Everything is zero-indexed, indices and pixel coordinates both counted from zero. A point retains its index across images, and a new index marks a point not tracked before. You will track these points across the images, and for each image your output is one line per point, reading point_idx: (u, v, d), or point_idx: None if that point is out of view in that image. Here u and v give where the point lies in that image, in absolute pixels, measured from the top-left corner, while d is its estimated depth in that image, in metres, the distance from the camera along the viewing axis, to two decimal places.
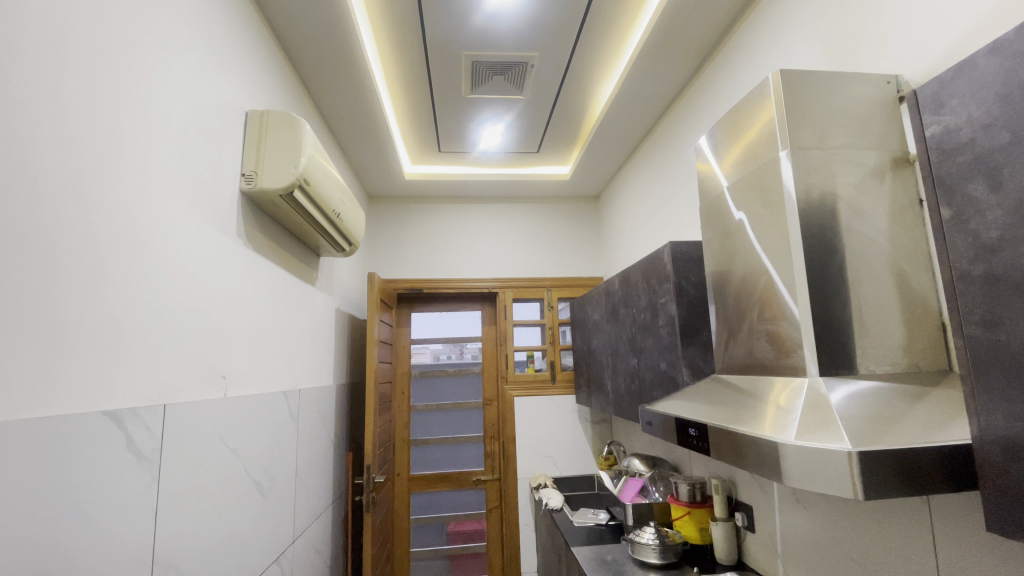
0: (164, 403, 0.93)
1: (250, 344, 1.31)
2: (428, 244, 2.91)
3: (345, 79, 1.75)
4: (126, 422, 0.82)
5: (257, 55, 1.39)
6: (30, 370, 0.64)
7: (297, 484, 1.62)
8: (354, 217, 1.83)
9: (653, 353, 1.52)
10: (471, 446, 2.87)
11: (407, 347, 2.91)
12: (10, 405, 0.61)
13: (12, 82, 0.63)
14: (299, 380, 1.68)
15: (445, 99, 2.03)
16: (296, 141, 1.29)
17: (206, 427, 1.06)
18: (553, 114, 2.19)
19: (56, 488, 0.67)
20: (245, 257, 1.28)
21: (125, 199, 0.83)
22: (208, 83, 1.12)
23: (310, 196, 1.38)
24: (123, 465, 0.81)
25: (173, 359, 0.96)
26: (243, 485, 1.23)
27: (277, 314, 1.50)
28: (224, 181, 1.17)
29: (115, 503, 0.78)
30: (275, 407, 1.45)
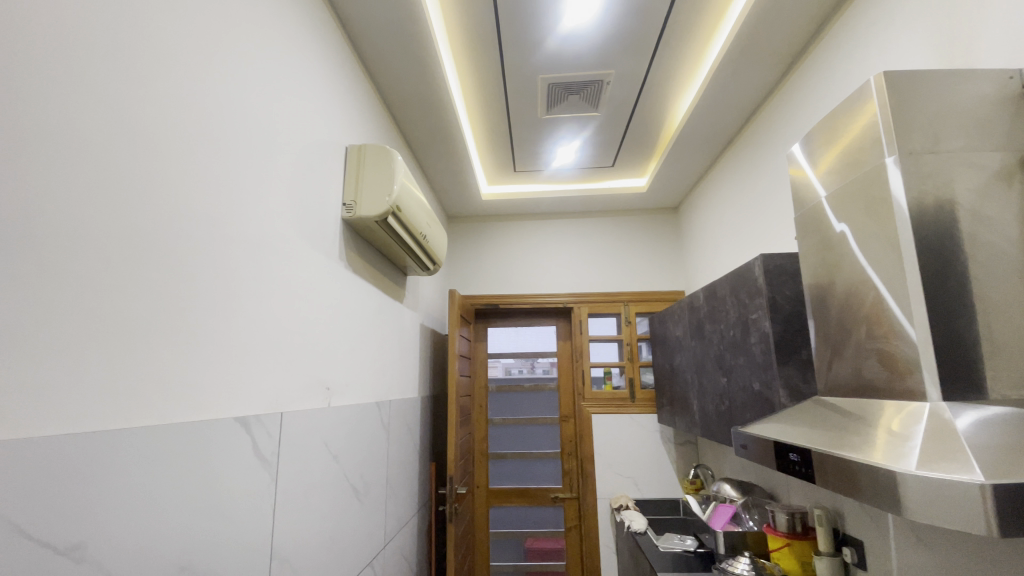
0: (281, 411, 1.03)
1: (350, 358, 1.43)
2: (505, 261, 2.99)
3: (429, 109, 1.87)
4: (252, 427, 0.92)
5: (354, 94, 1.53)
6: (185, 380, 0.75)
7: (388, 492, 1.71)
8: (438, 238, 1.93)
9: (744, 371, 1.45)
10: (549, 462, 2.86)
11: (484, 361, 2.98)
12: (168, 410, 0.72)
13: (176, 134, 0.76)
14: (389, 392, 1.78)
15: (522, 121, 2.10)
16: (389, 171, 1.41)
17: (314, 434, 1.17)
18: (630, 128, 2.18)
19: (196, 483, 0.76)
20: (345, 278, 1.40)
21: (252, 230, 0.95)
22: (316, 124, 1.25)
23: (401, 221, 1.49)
24: (250, 466, 0.91)
25: (287, 372, 1.07)
26: (342, 490, 1.32)
27: (371, 330, 1.61)
28: (328, 209, 1.29)
29: (242, 500, 0.88)
30: (369, 418, 1.55)
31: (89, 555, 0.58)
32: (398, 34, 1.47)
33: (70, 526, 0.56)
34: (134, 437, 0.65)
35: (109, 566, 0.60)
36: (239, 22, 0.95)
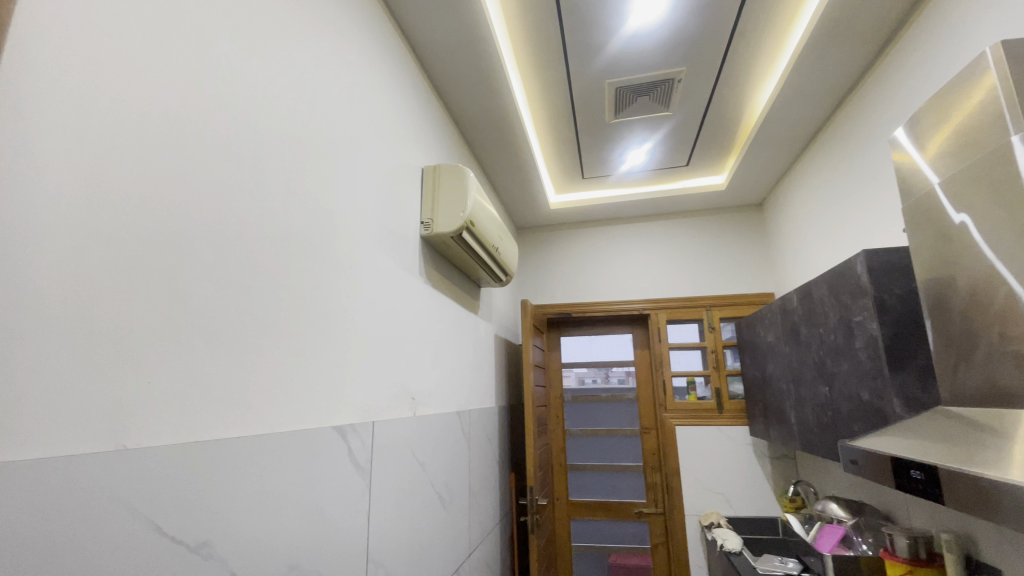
0: (373, 421, 1.09)
1: (432, 369, 1.48)
2: (577, 270, 2.97)
3: (498, 125, 1.92)
4: (348, 436, 0.98)
5: (428, 116, 1.61)
6: (291, 392, 0.82)
7: (471, 501, 1.74)
8: (510, 251, 1.96)
9: (849, 379, 1.32)
10: (631, 475, 2.77)
11: (559, 371, 2.96)
12: (277, 419, 0.78)
13: (281, 167, 0.83)
14: (469, 402, 1.83)
15: (590, 128, 2.09)
16: (462, 189, 1.46)
17: (402, 444, 1.22)
18: (705, 125, 2.10)
19: (301, 489, 0.82)
20: (425, 293, 1.46)
21: (344, 251, 1.02)
22: (395, 147, 1.33)
23: (475, 235, 1.53)
24: (348, 473, 0.97)
25: (377, 384, 1.13)
26: (430, 499, 1.37)
27: (450, 343, 1.66)
28: (408, 228, 1.36)
29: (342, 505, 0.94)
30: (452, 428, 1.59)
31: (215, 552, 0.64)
32: (468, 54, 1.53)
33: (201, 526, 0.62)
34: (249, 444, 0.71)
35: (231, 564, 0.66)
36: (329, 59, 1.03)
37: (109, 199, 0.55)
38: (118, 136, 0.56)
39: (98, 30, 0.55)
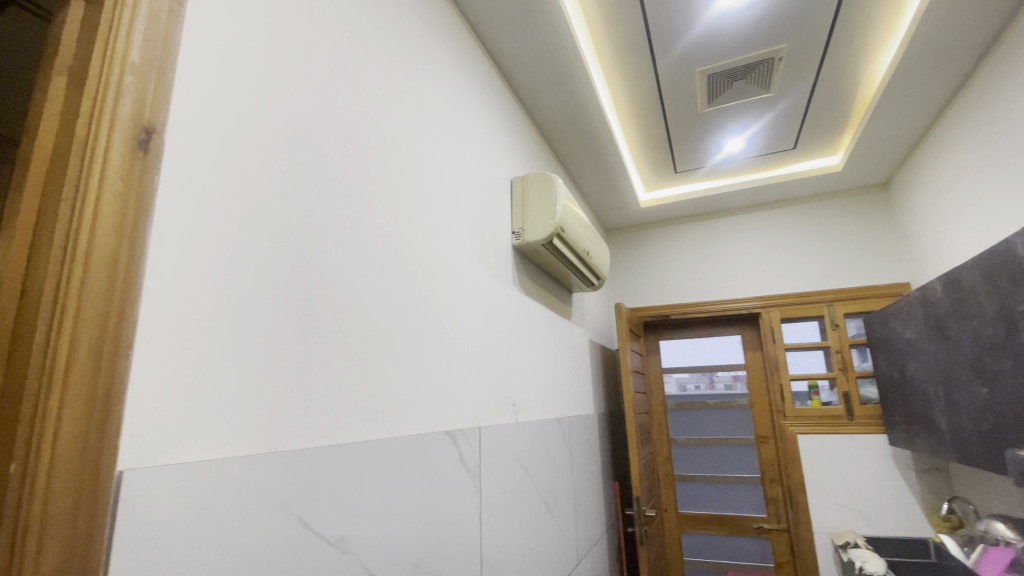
0: (480, 426, 1.13)
1: (531, 376, 1.50)
2: (673, 269, 2.84)
3: (584, 128, 1.91)
4: (459, 442, 1.02)
5: (514, 128, 1.64)
6: (407, 398, 0.88)
7: (577, 510, 1.73)
8: (602, 255, 1.94)
9: (1017, 379, 1.13)
10: (748, 487, 2.58)
11: (659, 376, 2.85)
12: (397, 424, 0.84)
13: (387, 190, 0.90)
14: (568, 409, 1.82)
15: (681, 120, 2.00)
16: (552, 196, 1.46)
17: (508, 450, 1.25)
18: (812, 102, 1.91)
19: (421, 492, 0.87)
20: (521, 301, 1.48)
21: (446, 264, 1.07)
22: (486, 161, 1.38)
23: (566, 241, 1.53)
24: (461, 478, 1.01)
25: (481, 391, 1.17)
26: (536, 505, 1.38)
27: (546, 350, 1.67)
28: (501, 239, 1.39)
29: (457, 508, 0.98)
30: (554, 435, 1.60)
31: (351, 548, 0.70)
32: (552, 63, 1.54)
33: (338, 523, 0.68)
34: (375, 448, 0.77)
35: (364, 559, 0.72)
36: (424, 85, 1.10)
37: (255, 230, 0.62)
38: (259, 176, 0.64)
39: (240, 85, 0.63)
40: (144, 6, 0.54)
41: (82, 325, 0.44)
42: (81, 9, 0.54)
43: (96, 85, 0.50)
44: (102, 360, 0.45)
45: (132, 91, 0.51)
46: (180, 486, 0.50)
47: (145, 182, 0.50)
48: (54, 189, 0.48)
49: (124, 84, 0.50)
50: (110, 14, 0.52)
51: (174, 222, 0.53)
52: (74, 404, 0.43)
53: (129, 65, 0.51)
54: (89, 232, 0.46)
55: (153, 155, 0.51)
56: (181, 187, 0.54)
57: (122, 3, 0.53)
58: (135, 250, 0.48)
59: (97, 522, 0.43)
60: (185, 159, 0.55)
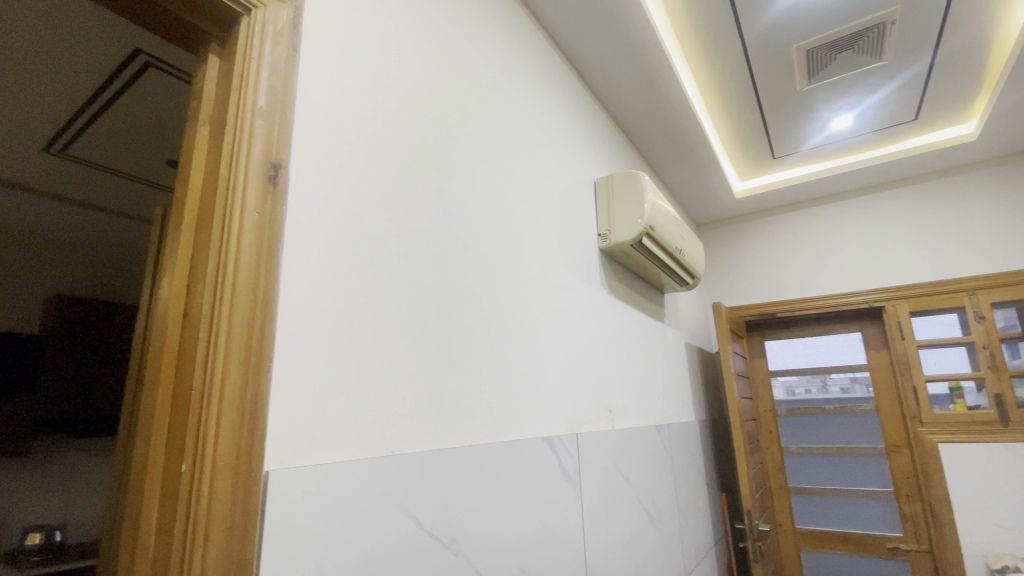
0: (577, 432, 1.12)
1: (625, 380, 1.46)
2: (775, 263, 2.63)
3: (668, 122, 1.84)
4: (558, 448, 1.02)
5: (596, 128, 1.62)
6: (506, 403, 0.89)
7: (681, 521, 1.65)
8: (695, 252, 1.85)
9: None
10: (878, 502, 2.30)
11: (767, 381, 2.63)
12: (497, 429, 0.86)
13: (478, 201, 0.93)
14: (666, 415, 1.74)
15: (776, 102, 1.86)
16: (638, 194, 1.42)
17: (607, 456, 1.22)
18: (936, 66, 1.69)
19: (525, 497, 0.88)
20: (611, 304, 1.45)
21: (535, 270, 1.08)
22: (570, 165, 1.37)
23: (655, 240, 1.48)
24: (561, 484, 1.00)
25: (576, 397, 1.16)
26: (639, 515, 1.33)
27: (640, 355, 1.61)
28: (587, 242, 1.37)
29: (559, 515, 0.97)
30: (653, 442, 1.54)
31: (462, 550, 0.72)
32: (631, 59, 1.50)
33: (449, 524, 0.71)
34: (480, 452, 0.79)
35: (475, 561, 0.74)
36: (507, 95, 1.12)
37: (364, 249, 0.67)
38: (365, 198, 0.69)
39: (347, 115, 0.69)
40: (268, 57, 0.60)
41: (232, 340, 0.51)
42: (216, 64, 0.63)
43: (233, 129, 0.57)
44: (249, 370, 0.51)
45: (261, 132, 0.57)
46: (314, 485, 0.55)
47: (275, 212, 0.56)
48: (205, 224, 0.55)
49: (255, 127, 0.57)
50: (240, 67, 0.59)
51: (299, 246, 0.59)
52: (229, 410, 0.49)
53: (258, 110, 0.58)
54: (234, 259, 0.52)
55: (281, 187, 0.58)
56: (302, 213, 0.60)
57: (250, 55, 0.60)
58: (271, 273, 0.54)
59: (250, 515, 0.49)
60: (304, 188, 0.61)
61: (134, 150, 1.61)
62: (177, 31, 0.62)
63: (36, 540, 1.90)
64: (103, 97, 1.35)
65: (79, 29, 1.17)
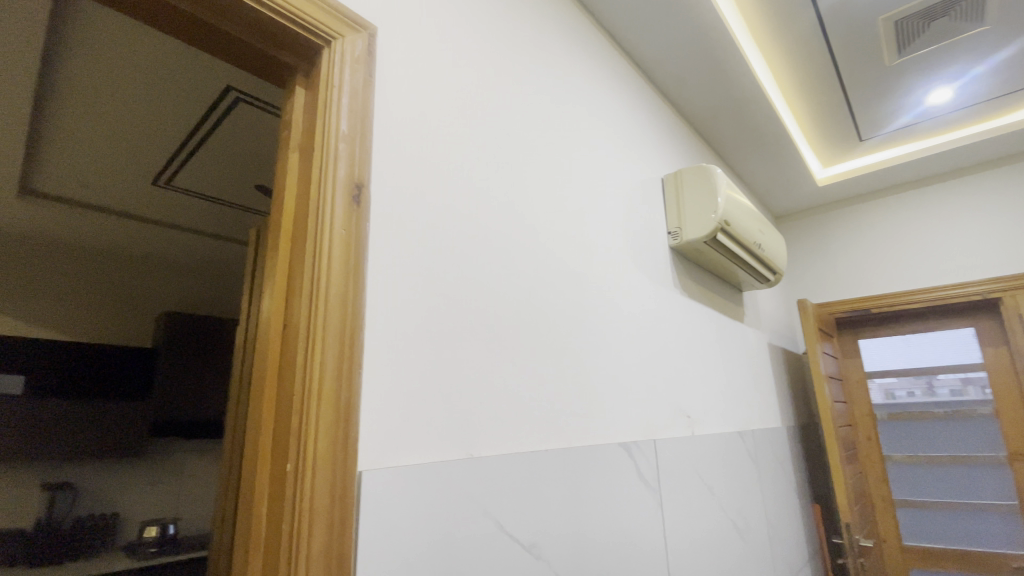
0: (654, 438, 1.09)
1: (704, 384, 1.40)
2: (867, 254, 2.42)
3: (739, 112, 1.75)
4: (635, 453, 0.99)
5: (662, 124, 1.58)
6: (580, 408, 0.89)
7: (771, 533, 1.55)
8: (775, 246, 1.74)
9: None
10: (1002, 516, 2.06)
11: (863, 382, 2.40)
12: (573, 434, 0.85)
13: (545, 206, 0.93)
14: (750, 420, 1.65)
15: (860, 80, 1.72)
16: (712, 188, 1.36)
17: (687, 462, 1.18)
18: None
19: (604, 502, 0.87)
20: (686, 305, 1.40)
21: (605, 272, 1.07)
22: (637, 163, 1.34)
23: (731, 236, 1.41)
24: (640, 491, 0.98)
25: (652, 401, 1.12)
26: (725, 527, 1.27)
27: (718, 357, 1.53)
28: (657, 241, 1.33)
29: (639, 521, 0.95)
30: (737, 449, 1.46)
31: (543, 553, 0.72)
32: (697, 49, 1.45)
33: (530, 528, 0.71)
34: (557, 457, 0.79)
35: (556, 565, 0.74)
36: (570, 98, 1.12)
37: (440, 259, 0.70)
38: (438, 209, 0.72)
39: (418, 133, 0.72)
40: (347, 83, 0.65)
41: (326, 350, 0.54)
42: (302, 94, 0.68)
43: (320, 153, 0.61)
44: (342, 377, 0.55)
45: (344, 155, 0.61)
46: (402, 485, 0.57)
47: (360, 228, 0.60)
48: (299, 243, 0.60)
49: (339, 150, 0.61)
50: (323, 94, 0.64)
51: (380, 259, 0.62)
52: (325, 416, 0.53)
53: (341, 134, 0.62)
54: (325, 274, 0.56)
55: (364, 205, 0.61)
56: (382, 229, 0.63)
57: (332, 84, 0.64)
58: (357, 285, 0.58)
59: (347, 514, 0.52)
60: (383, 205, 0.64)
61: (230, 178, 1.77)
62: (267, 67, 0.68)
63: (153, 533, 2.26)
64: (201, 131, 1.50)
65: (167, 75, 1.26)
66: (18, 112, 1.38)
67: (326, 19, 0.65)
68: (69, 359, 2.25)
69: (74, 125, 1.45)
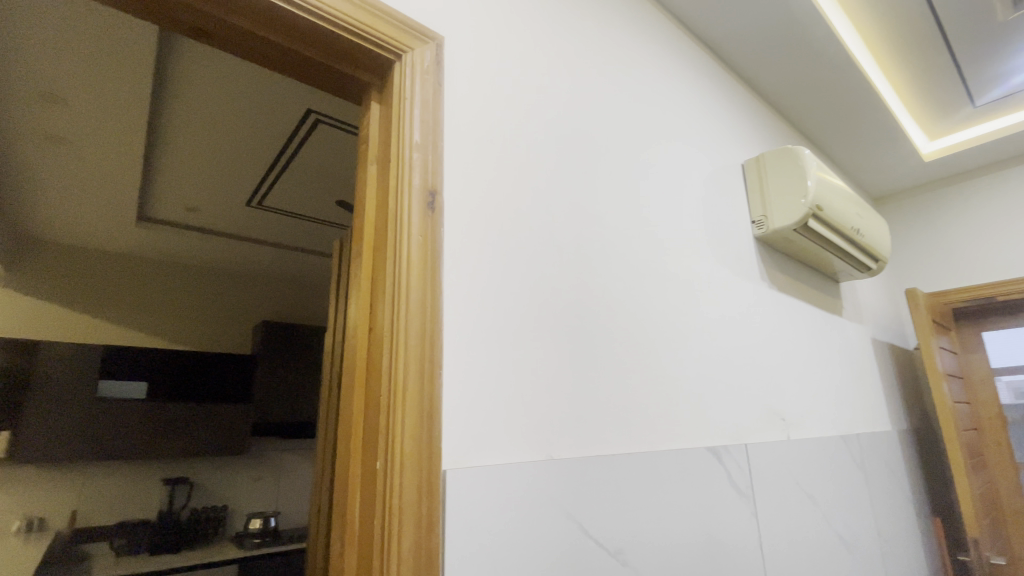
0: (745, 442, 1.02)
1: (799, 383, 1.29)
2: (989, 235, 2.13)
3: (826, 87, 1.61)
4: (724, 458, 0.93)
5: (740, 108, 1.48)
6: (662, 410, 0.85)
7: (884, 548, 1.40)
8: (876, 231, 1.58)
9: None
10: None
11: (989, 381, 2.12)
12: (656, 438, 0.82)
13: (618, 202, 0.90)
14: (853, 423, 1.50)
15: (973, 39, 1.51)
16: (799, 171, 1.26)
17: (783, 468, 1.09)
18: None
19: (693, 509, 0.82)
20: (774, 299, 1.30)
21: (684, 267, 1.01)
22: (713, 150, 1.26)
23: (823, 222, 1.30)
24: (732, 498, 0.92)
25: (741, 402, 1.05)
26: (829, 541, 1.16)
27: (814, 354, 1.41)
28: (740, 232, 1.25)
29: (732, 531, 0.89)
30: (840, 454, 1.33)
31: (630, 561, 0.70)
32: (776, 24, 1.34)
33: (616, 534, 0.69)
34: (641, 461, 0.76)
35: (644, 573, 0.71)
36: (640, 89, 1.08)
37: (515, 260, 0.70)
38: (511, 212, 0.72)
39: (488, 137, 0.73)
40: (418, 94, 0.66)
41: (408, 354, 0.56)
42: (377, 108, 0.70)
43: (395, 164, 0.63)
44: (424, 380, 0.56)
45: (418, 164, 0.63)
46: (485, 485, 0.58)
47: (435, 234, 0.61)
48: (380, 251, 0.62)
49: (413, 160, 0.63)
50: (397, 106, 0.66)
51: (457, 264, 0.63)
52: (410, 418, 0.54)
53: (414, 144, 0.64)
54: (405, 281, 0.58)
55: (438, 211, 0.63)
56: (456, 234, 0.64)
57: (404, 96, 0.66)
58: (435, 289, 0.59)
59: (434, 515, 0.53)
60: (456, 210, 0.65)
61: (313, 194, 1.90)
62: (345, 86, 0.72)
63: (257, 525, 2.48)
64: (286, 153, 1.62)
65: (254, 103, 1.37)
66: (137, 148, 1.56)
67: (396, 34, 0.67)
68: (171, 365, 2.50)
69: (179, 155, 1.62)
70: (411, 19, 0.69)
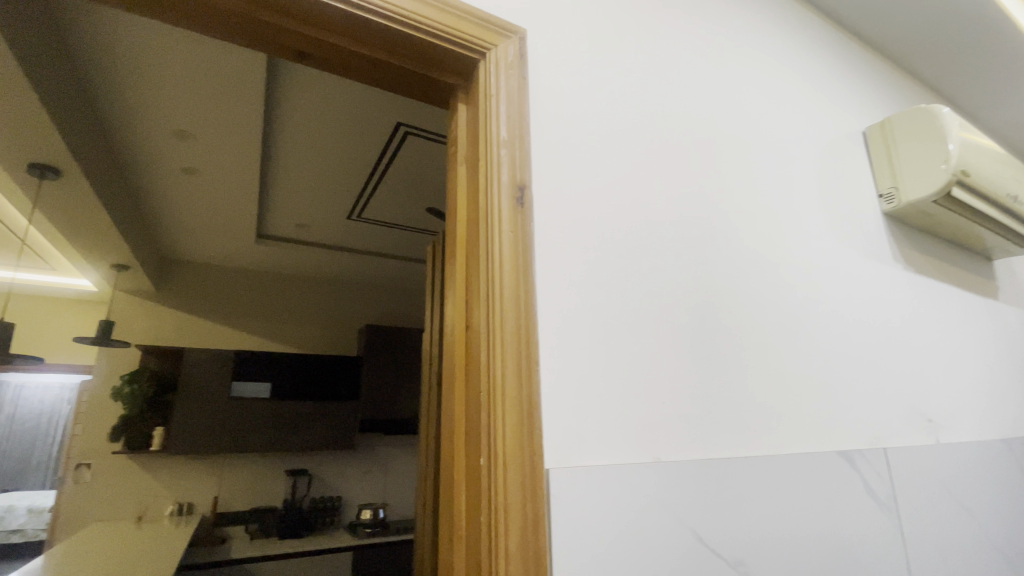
0: (882, 445, 0.90)
1: (946, 378, 1.12)
2: None
3: (968, 34, 1.37)
4: (859, 464, 0.82)
5: (858, 69, 1.31)
6: (781, 409, 0.77)
7: None
8: None
9: None
10: None
11: None
12: (775, 440, 0.74)
13: (720, 184, 0.83)
14: (1019, 424, 1.27)
15: None
16: (939, 132, 1.09)
17: (932, 476, 0.95)
18: None
19: (825, 520, 0.74)
20: (911, 282, 1.14)
21: (799, 250, 0.91)
22: (828, 120, 1.13)
23: (972, 189, 1.11)
24: (871, 509, 0.81)
25: (874, 400, 0.93)
26: (994, 561, 0.99)
27: (964, 344, 1.21)
28: (865, 208, 1.11)
29: (872, 545, 0.79)
30: (1004, 460, 1.13)
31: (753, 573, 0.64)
32: None
33: (735, 543, 0.64)
34: (760, 465, 0.70)
35: None
36: (739, 59, 0.99)
37: (610, 252, 0.67)
38: (604, 202, 0.69)
39: (577, 127, 0.70)
40: (504, 90, 0.66)
41: (506, 352, 0.55)
42: (463, 109, 0.71)
43: (484, 162, 0.63)
44: (522, 378, 0.55)
45: (506, 160, 0.62)
46: (593, 486, 0.55)
47: (526, 230, 0.60)
48: (473, 250, 0.62)
49: (501, 157, 0.62)
50: (483, 104, 0.66)
51: (550, 259, 0.62)
52: (510, 416, 0.53)
53: (501, 141, 0.63)
54: (499, 278, 0.58)
55: (528, 206, 0.61)
56: (548, 229, 0.63)
57: (489, 93, 0.65)
58: (529, 286, 0.58)
59: (540, 516, 0.51)
60: (547, 204, 0.64)
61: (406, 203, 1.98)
62: (433, 91, 0.73)
63: (366, 516, 2.59)
64: (381, 166, 1.71)
65: (350, 120, 1.46)
66: (253, 173, 1.73)
67: (480, 33, 0.67)
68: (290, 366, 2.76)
69: (288, 175, 1.77)
70: (493, 15, 0.69)
